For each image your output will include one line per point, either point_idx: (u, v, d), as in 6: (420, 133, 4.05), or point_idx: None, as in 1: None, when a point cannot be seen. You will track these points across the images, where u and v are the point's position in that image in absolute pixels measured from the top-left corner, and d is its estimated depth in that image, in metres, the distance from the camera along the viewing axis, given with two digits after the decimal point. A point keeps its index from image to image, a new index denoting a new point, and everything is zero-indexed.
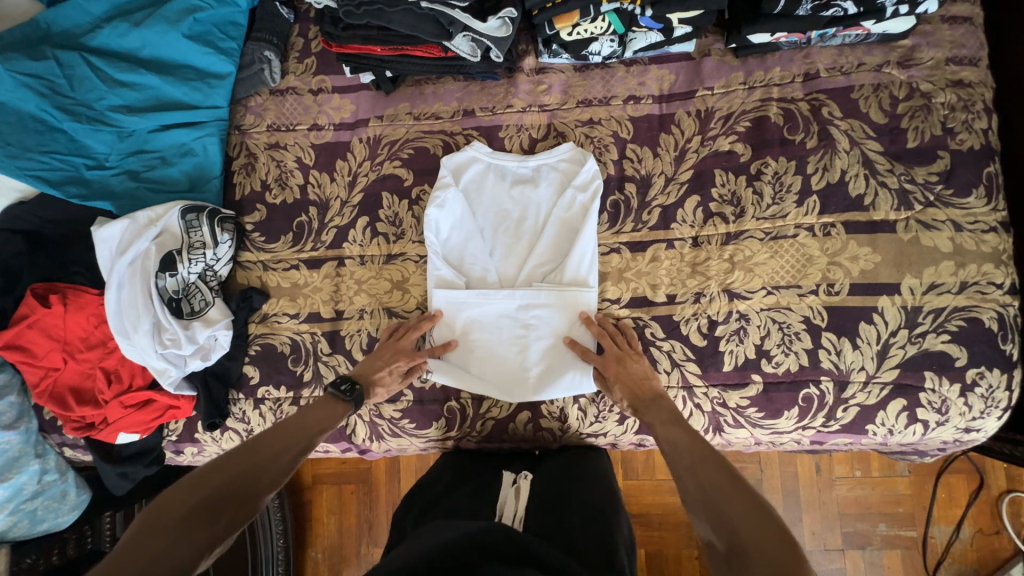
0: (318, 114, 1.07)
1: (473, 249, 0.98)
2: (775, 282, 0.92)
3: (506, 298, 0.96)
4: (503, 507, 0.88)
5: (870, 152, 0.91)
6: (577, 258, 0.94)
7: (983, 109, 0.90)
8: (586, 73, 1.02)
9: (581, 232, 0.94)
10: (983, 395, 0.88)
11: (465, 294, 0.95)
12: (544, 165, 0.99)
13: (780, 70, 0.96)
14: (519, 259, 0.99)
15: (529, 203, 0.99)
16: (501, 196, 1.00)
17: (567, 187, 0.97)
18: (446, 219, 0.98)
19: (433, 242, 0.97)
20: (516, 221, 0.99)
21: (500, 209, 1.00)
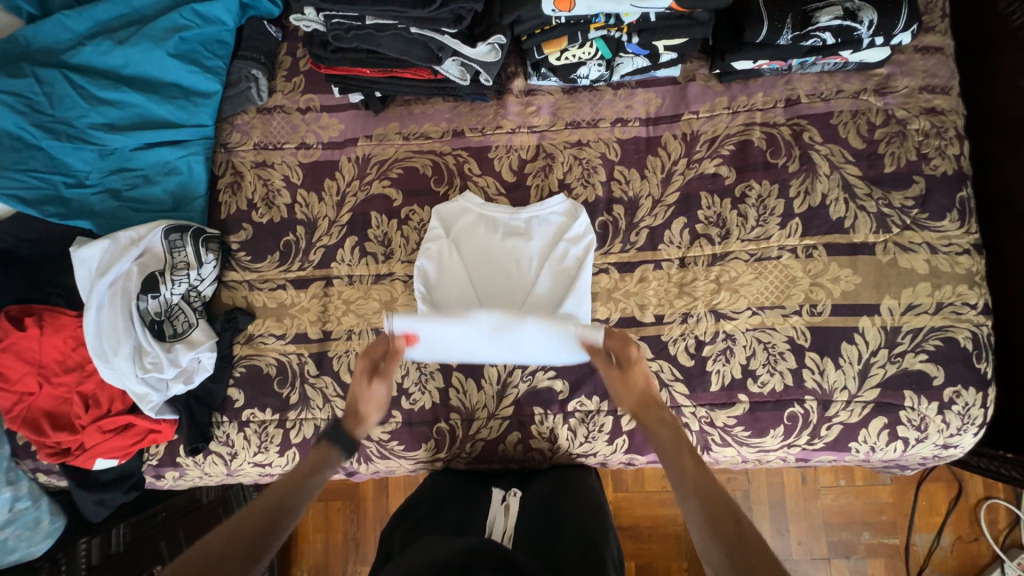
0: (306, 132, 1.07)
1: (462, 296, 0.95)
2: (760, 302, 0.94)
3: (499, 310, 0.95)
4: (492, 525, 0.86)
5: (849, 177, 0.94)
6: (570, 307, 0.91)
7: (955, 136, 0.94)
8: (574, 96, 1.03)
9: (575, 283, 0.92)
10: (959, 413, 0.90)
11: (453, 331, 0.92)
12: (535, 217, 0.98)
13: (762, 96, 0.99)
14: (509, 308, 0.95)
15: (520, 255, 0.97)
16: (491, 245, 0.97)
17: (558, 239, 0.97)
18: (435, 270, 0.96)
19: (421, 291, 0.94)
20: (507, 269, 0.97)
21: (491, 256, 0.97)
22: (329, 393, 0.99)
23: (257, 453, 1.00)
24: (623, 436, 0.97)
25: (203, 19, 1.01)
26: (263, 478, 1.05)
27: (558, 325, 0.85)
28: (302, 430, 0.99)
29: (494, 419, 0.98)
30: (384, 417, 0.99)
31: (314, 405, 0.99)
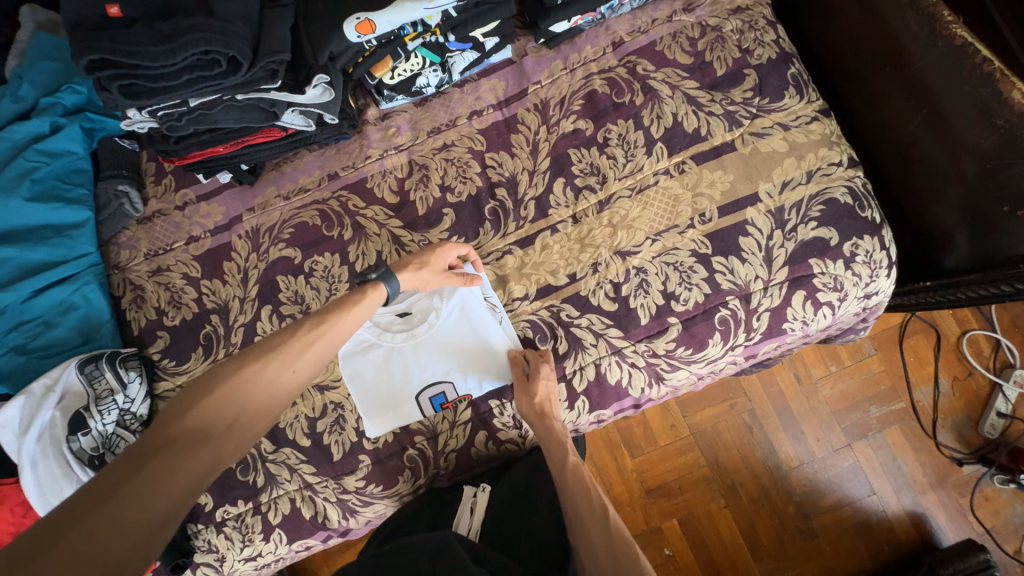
0: (190, 226, 1.08)
1: (447, 341, 0.99)
2: (656, 229, 0.98)
3: (427, 334, 0.99)
4: (459, 520, 0.94)
5: (690, 90, 1.00)
6: (402, 325, 1.01)
7: (765, 24, 1.02)
8: (426, 106, 1.07)
9: (390, 325, 1.01)
10: (865, 262, 0.96)
11: (464, 326, 0.99)
12: (388, 345, 1.00)
13: (590, 48, 1.05)
14: (433, 327, 0.99)
15: (398, 346, 1.00)
16: (414, 356, 0.99)
17: (381, 337, 1.00)
18: (454, 370, 0.98)
19: (470, 362, 0.98)
20: (411, 339, 1.00)
21: (414, 350, 0.99)
22: (293, 463, 0.99)
23: (243, 548, 0.99)
24: (581, 396, 0.97)
25: (49, 155, 1.02)
26: (261, 571, 1.03)
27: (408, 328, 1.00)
28: (279, 508, 0.99)
29: (457, 427, 0.98)
30: (353, 466, 0.98)
31: (282, 479, 0.99)
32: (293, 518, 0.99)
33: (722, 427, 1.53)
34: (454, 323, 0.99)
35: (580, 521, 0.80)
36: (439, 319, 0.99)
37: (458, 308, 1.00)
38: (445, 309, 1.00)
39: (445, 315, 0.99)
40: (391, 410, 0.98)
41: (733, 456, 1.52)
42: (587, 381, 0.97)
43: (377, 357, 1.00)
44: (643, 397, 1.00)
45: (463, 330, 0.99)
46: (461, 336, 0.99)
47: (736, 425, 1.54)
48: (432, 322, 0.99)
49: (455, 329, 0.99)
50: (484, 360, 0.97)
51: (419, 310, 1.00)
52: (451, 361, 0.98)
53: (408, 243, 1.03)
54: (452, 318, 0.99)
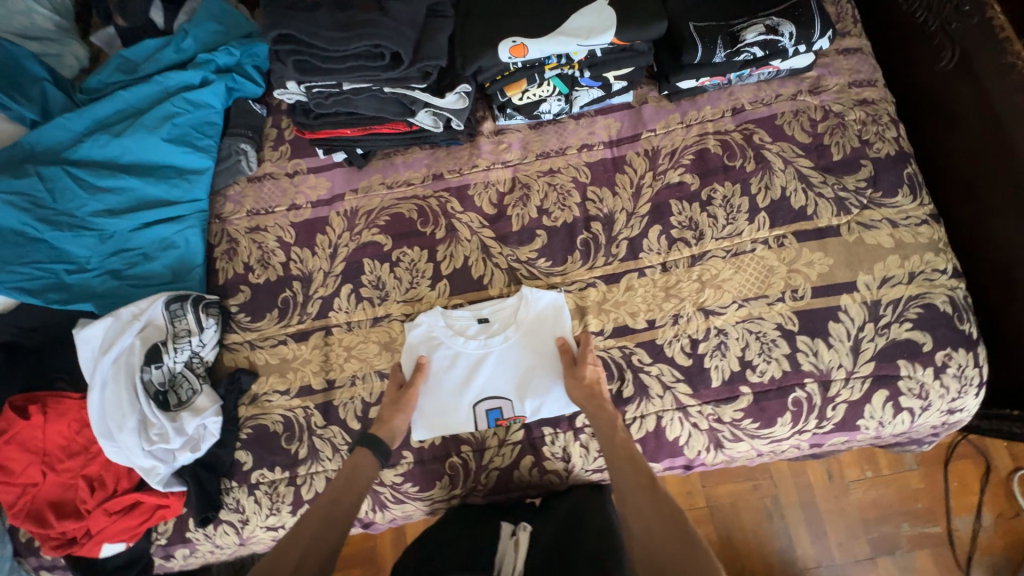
0: (294, 194, 1.13)
1: (518, 356, 0.99)
2: (744, 295, 0.98)
3: (501, 346, 0.99)
4: (502, 562, 0.85)
5: (803, 169, 1.01)
6: (478, 331, 1.00)
7: (889, 121, 1.03)
8: (541, 130, 1.11)
9: (466, 327, 1.01)
10: (955, 375, 0.93)
11: (540, 345, 0.99)
12: (459, 347, 1.00)
13: (710, 108, 1.08)
14: (508, 339, 0.99)
15: (468, 350, 1.00)
16: (481, 365, 0.99)
17: (454, 338, 1.00)
18: (518, 388, 0.98)
19: (537, 383, 0.97)
20: (483, 347, 0.99)
21: (483, 358, 0.99)
22: (338, 443, 0.99)
23: (268, 516, 0.98)
24: (636, 445, 0.96)
25: (192, 105, 1.10)
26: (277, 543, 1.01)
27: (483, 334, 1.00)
28: (313, 485, 0.98)
29: (505, 446, 0.97)
30: (395, 459, 0.98)
31: (323, 456, 0.98)
32: None
33: (743, 511, 1.47)
34: (530, 340, 0.99)
35: (633, 496, 0.79)
36: (516, 332, 0.99)
37: (535, 329, 1.00)
38: (525, 323, 1.00)
39: (523, 329, 0.99)
40: (445, 414, 0.97)
41: (749, 543, 1.45)
42: (645, 432, 0.95)
43: (442, 359, 1.00)
44: (696, 459, 0.97)
45: (538, 349, 0.99)
46: (530, 358, 0.99)
47: (757, 507, 1.47)
48: (509, 335, 0.99)
49: (530, 346, 0.99)
50: (549, 388, 0.97)
51: (499, 319, 1.00)
52: (517, 380, 0.98)
53: (496, 254, 1.05)
54: (530, 334, 0.99)
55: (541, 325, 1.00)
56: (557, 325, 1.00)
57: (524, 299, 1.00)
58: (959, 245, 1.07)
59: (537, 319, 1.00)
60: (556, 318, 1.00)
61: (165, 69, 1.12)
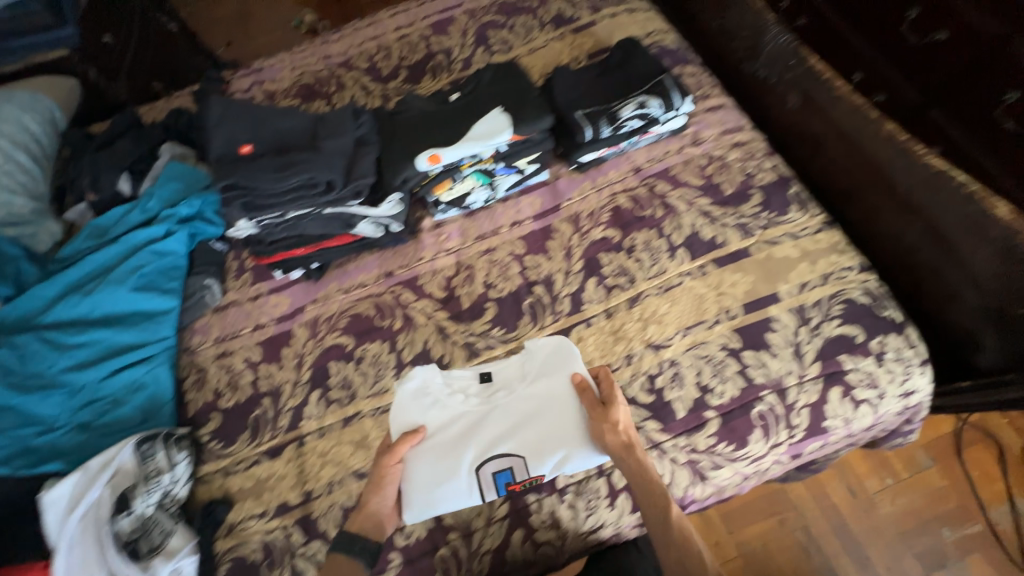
0: (259, 315, 1.21)
1: (524, 408, 0.97)
2: (685, 324, 1.05)
3: (506, 398, 0.99)
4: None
5: (704, 206, 1.15)
6: (484, 386, 1.01)
7: (763, 155, 1.20)
8: (475, 216, 1.25)
9: (471, 384, 1.02)
10: (896, 359, 0.98)
11: (547, 391, 0.97)
12: (463, 405, 0.99)
13: (614, 172, 1.24)
14: (513, 391, 0.99)
15: (473, 407, 0.99)
16: (487, 421, 0.97)
17: (457, 395, 1.00)
18: (525, 443, 0.94)
19: (547, 435, 0.94)
20: (488, 401, 0.99)
21: (488, 413, 0.98)
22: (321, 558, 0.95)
23: None
24: (623, 493, 0.95)
25: (157, 254, 1.20)
26: None
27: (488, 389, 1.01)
28: None
29: (493, 524, 0.95)
30: (382, 564, 0.94)
31: None
32: None
33: (777, 551, 1.38)
34: (537, 388, 0.98)
35: (667, 537, 0.82)
36: (524, 383, 1.00)
37: (543, 375, 1.00)
38: (532, 371, 1.01)
39: (530, 377, 1.00)
40: (446, 483, 0.92)
41: None
42: None
43: (439, 419, 0.98)
44: (686, 497, 0.96)
45: (547, 397, 0.97)
46: (534, 408, 0.97)
47: (791, 545, 1.39)
48: (514, 386, 1.00)
49: (537, 393, 0.98)
50: (558, 440, 0.93)
51: (502, 373, 1.02)
52: (525, 434, 0.95)
53: (453, 333, 1.12)
54: (536, 382, 0.99)
55: (546, 371, 1.00)
56: (561, 368, 1.00)
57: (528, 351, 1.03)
58: (866, 241, 1.20)
59: (541, 366, 1.01)
60: (559, 360, 1.01)
61: (132, 228, 1.24)
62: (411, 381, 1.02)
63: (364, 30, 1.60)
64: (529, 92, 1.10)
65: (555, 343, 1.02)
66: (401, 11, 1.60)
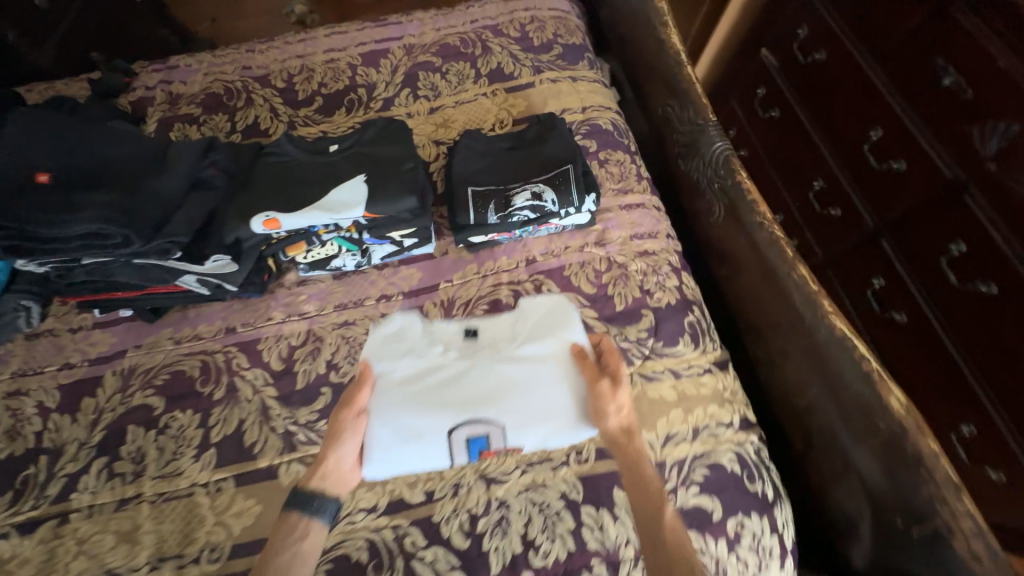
0: (72, 352, 1.05)
1: (503, 378, 0.92)
2: (528, 459, 0.91)
3: (499, 364, 0.93)
4: None
5: (588, 319, 1.02)
6: (486, 344, 0.96)
7: (669, 270, 1.08)
8: (343, 280, 1.10)
9: (455, 337, 0.97)
10: (752, 547, 0.84)
11: (530, 370, 0.92)
12: (459, 359, 0.94)
13: (506, 259, 1.11)
14: (496, 356, 0.94)
15: (469, 363, 0.93)
16: (476, 386, 0.91)
17: (439, 344, 0.96)
18: (503, 418, 0.89)
19: (551, 416, 0.89)
20: (468, 360, 0.94)
21: (475, 373, 0.92)
22: None
23: None
24: None
25: None
26: None
27: (467, 347, 0.95)
28: None
29: None
30: None
31: None
32: None
33: None
34: (521, 357, 0.94)
35: (657, 547, 0.73)
36: (507, 348, 0.95)
37: (535, 337, 0.96)
38: (518, 337, 0.96)
39: (513, 348, 0.95)
40: (388, 358, 0.94)
41: None
42: None
43: (411, 369, 0.93)
44: None
45: (519, 373, 0.92)
46: (526, 375, 0.92)
47: None
48: (509, 351, 0.94)
49: (517, 371, 0.92)
50: (546, 411, 0.89)
51: (487, 334, 0.97)
52: (511, 406, 0.89)
53: (275, 417, 0.97)
54: (527, 346, 0.95)
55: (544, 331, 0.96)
56: (558, 331, 0.96)
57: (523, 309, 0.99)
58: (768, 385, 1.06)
59: (525, 341, 0.95)
60: (556, 321, 0.98)
61: None
62: (383, 325, 0.98)
63: (294, 46, 1.47)
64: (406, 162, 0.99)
65: (552, 303, 0.99)
66: (337, 33, 1.48)
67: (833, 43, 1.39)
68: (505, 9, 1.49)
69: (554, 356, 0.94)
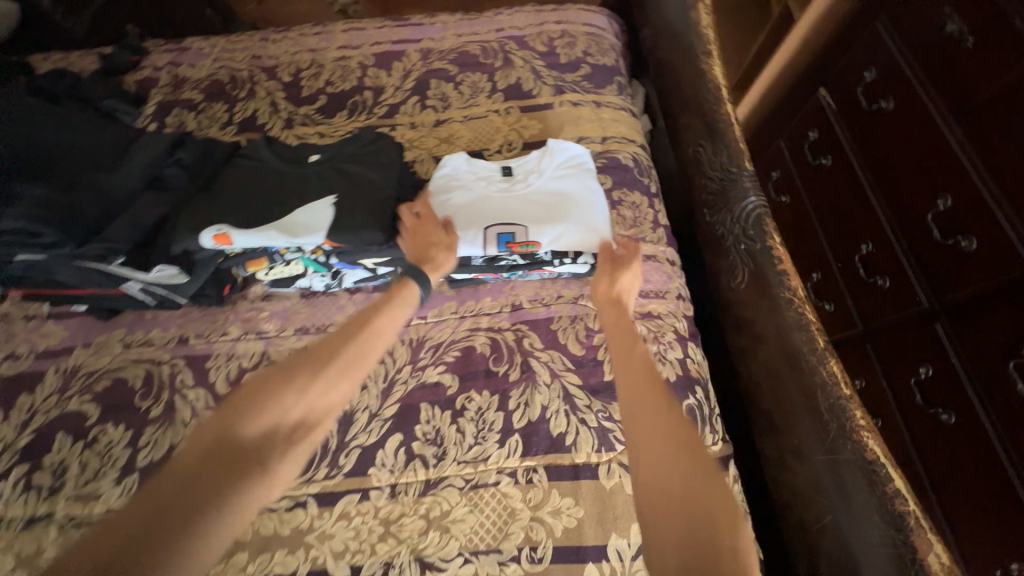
0: (21, 341, 1.00)
1: (534, 198, 0.94)
2: (473, 545, 0.78)
3: (528, 182, 0.96)
4: None
5: (570, 386, 0.88)
6: (521, 164, 1.00)
7: (673, 339, 0.94)
8: (311, 301, 1.01)
9: (502, 189, 0.96)
10: None
11: (563, 194, 0.94)
12: (494, 175, 0.99)
13: (490, 300, 0.98)
14: (535, 180, 0.96)
15: (512, 190, 0.96)
16: (508, 185, 0.97)
17: (480, 177, 0.98)
18: (537, 218, 0.91)
19: (573, 191, 0.94)
20: (501, 180, 0.98)
21: (507, 182, 0.97)
22: None
23: None
24: None
25: None
26: None
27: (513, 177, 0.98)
28: None
29: None
30: None
31: None
32: None
33: None
34: (549, 179, 0.96)
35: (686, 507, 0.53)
36: (548, 178, 0.96)
37: (569, 195, 0.94)
38: (555, 181, 0.96)
39: (551, 188, 0.95)
40: (455, 183, 0.97)
41: None
42: None
43: (466, 198, 0.94)
44: None
45: (553, 199, 0.93)
46: (559, 196, 0.94)
47: None
48: (542, 182, 0.96)
49: (546, 186, 0.95)
50: (576, 240, 0.90)
51: (532, 172, 0.98)
52: (543, 217, 0.91)
53: None
54: (554, 178, 0.97)
55: (569, 155, 1.00)
56: (581, 174, 0.98)
57: (548, 150, 1.00)
58: (778, 489, 0.90)
59: (562, 183, 0.96)
60: (579, 170, 0.98)
61: None
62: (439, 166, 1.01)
63: (309, 38, 1.39)
64: (379, 194, 0.87)
65: (577, 151, 1.00)
66: (354, 29, 1.39)
67: (903, 92, 1.17)
68: (536, 20, 1.36)
69: (586, 178, 0.97)
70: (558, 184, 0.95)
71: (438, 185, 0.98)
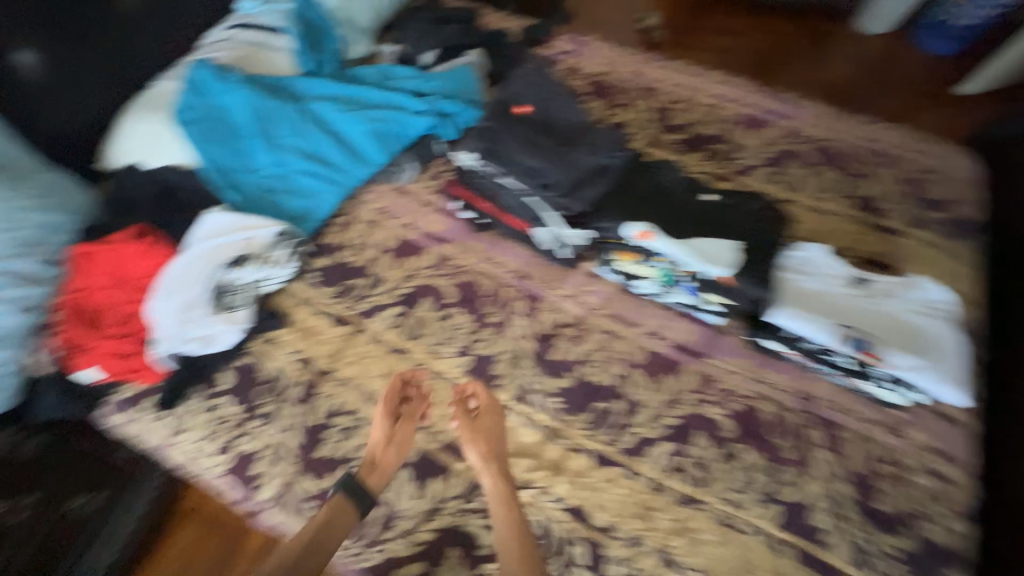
0: (418, 218, 1.33)
1: (891, 320, 0.98)
2: (713, 569, 0.91)
3: (888, 301, 1.00)
4: None
5: (841, 493, 0.95)
6: (880, 279, 1.03)
7: (958, 511, 0.94)
8: (628, 296, 1.18)
9: (857, 295, 1.01)
10: None
11: (921, 328, 0.97)
12: (850, 278, 1.03)
13: (785, 377, 1.07)
14: (894, 303, 1.00)
15: (868, 302, 1.00)
16: (864, 295, 1.01)
17: (835, 274, 1.04)
18: (892, 340, 0.96)
19: (932, 330, 0.97)
20: (858, 287, 1.02)
21: (862, 291, 1.01)
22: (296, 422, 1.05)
23: (207, 439, 1.05)
24: None
25: (400, 121, 1.35)
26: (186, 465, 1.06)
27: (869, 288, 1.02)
28: (250, 443, 1.04)
29: (412, 535, 0.95)
30: (324, 471, 1.01)
31: (277, 424, 1.05)
32: (248, 459, 1.03)
33: None
34: (911, 308, 0.99)
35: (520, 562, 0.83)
36: (909, 306, 0.99)
37: (929, 335, 0.97)
38: (916, 312, 0.98)
39: (910, 317, 0.98)
40: (810, 270, 1.04)
41: None
42: None
43: (819, 288, 1.02)
44: None
45: (911, 328, 0.97)
46: (919, 329, 0.97)
47: None
48: (902, 307, 0.99)
49: (904, 313, 0.98)
50: (930, 378, 0.92)
51: (894, 293, 1.01)
52: (900, 342, 0.95)
53: (524, 368, 1.10)
54: (917, 308, 0.99)
55: (945, 296, 1.00)
56: (942, 315, 0.99)
57: (914, 279, 1.02)
58: None
59: (923, 317, 0.98)
60: (942, 311, 0.99)
61: (407, 88, 1.41)
62: (796, 246, 1.08)
63: (686, 75, 1.58)
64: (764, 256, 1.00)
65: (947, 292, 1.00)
66: (730, 84, 1.54)
67: None
68: (908, 145, 1.38)
69: (947, 321, 0.98)
70: (919, 317, 0.98)
71: (794, 264, 1.05)
